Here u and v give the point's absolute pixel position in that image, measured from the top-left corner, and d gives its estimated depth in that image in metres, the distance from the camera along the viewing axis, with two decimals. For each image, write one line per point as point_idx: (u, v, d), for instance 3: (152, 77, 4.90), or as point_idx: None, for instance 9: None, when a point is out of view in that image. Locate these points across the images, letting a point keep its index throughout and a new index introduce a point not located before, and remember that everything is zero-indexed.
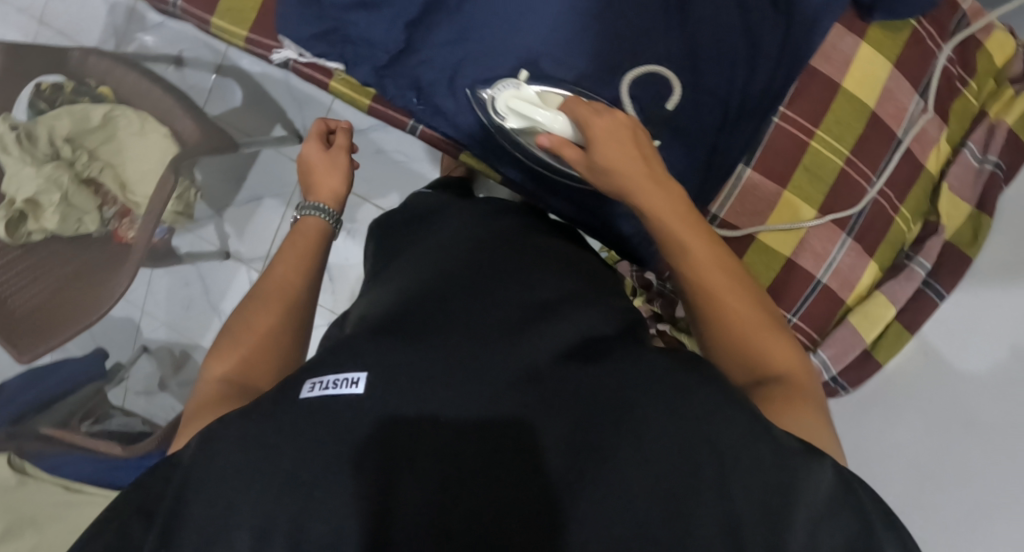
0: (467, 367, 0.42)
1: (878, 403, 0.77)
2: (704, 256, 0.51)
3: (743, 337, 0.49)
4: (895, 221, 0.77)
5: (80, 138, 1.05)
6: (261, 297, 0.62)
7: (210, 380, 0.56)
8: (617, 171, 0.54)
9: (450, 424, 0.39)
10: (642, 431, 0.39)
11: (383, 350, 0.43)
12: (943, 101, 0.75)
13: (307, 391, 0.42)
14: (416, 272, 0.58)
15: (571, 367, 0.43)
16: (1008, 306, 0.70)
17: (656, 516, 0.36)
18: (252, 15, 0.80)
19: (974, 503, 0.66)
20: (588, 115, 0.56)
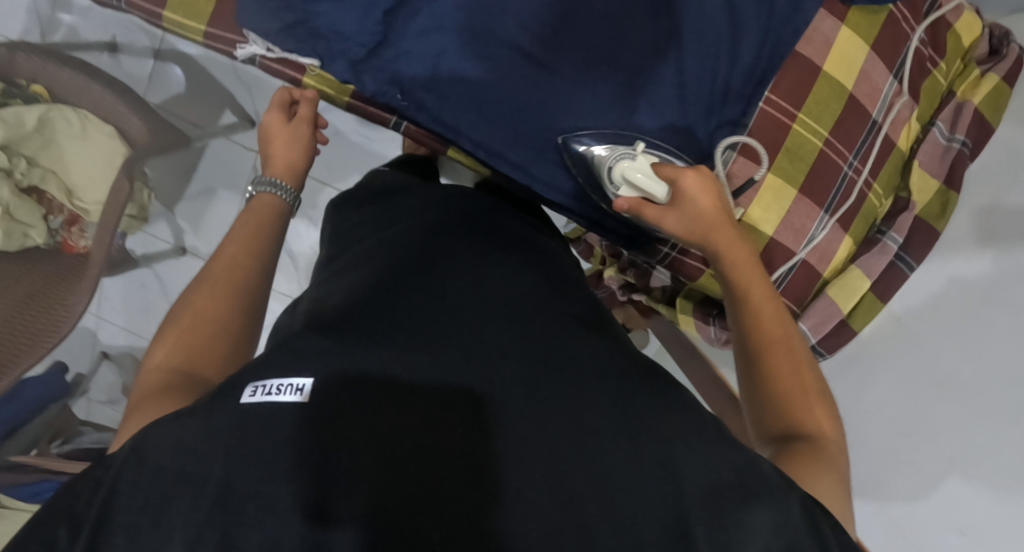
0: (442, 358, 0.47)
1: (857, 364, 0.83)
2: (770, 312, 0.59)
3: (786, 391, 0.55)
4: (869, 197, 0.80)
5: (14, 144, 0.94)
6: (205, 279, 0.60)
7: (155, 371, 0.55)
8: (703, 222, 0.63)
9: (411, 397, 0.44)
10: (574, 418, 0.45)
11: (333, 348, 0.47)
12: (915, 82, 0.78)
13: (249, 395, 0.44)
14: (376, 265, 0.60)
15: (517, 356, 0.49)
16: (971, 274, 0.75)
17: (588, 492, 0.41)
18: (207, 7, 0.73)
19: (946, 455, 0.72)
20: (680, 173, 0.64)
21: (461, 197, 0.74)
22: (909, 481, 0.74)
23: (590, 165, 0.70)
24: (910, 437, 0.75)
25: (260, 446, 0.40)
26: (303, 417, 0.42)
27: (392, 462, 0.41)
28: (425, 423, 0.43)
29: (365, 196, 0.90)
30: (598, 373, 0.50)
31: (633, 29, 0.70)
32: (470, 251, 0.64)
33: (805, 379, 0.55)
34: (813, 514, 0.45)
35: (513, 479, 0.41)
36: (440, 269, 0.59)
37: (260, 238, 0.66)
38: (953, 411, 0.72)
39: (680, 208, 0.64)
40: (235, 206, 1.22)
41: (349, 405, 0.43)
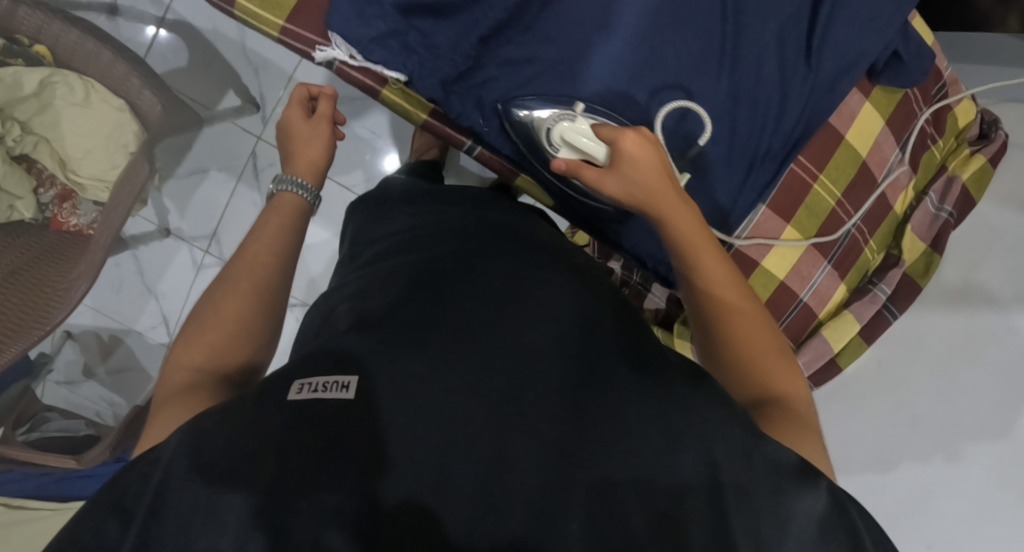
0: (452, 361, 0.45)
1: (840, 400, 0.93)
2: (720, 274, 0.57)
3: (752, 358, 0.54)
4: (864, 251, 0.90)
5: (9, 108, 0.89)
6: (230, 279, 0.57)
7: (177, 369, 0.52)
8: (644, 186, 0.59)
9: (437, 387, 0.43)
10: (602, 446, 0.42)
11: (371, 349, 0.46)
12: (916, 154, 0.89)
13: (295, 392, 0.43)
14: (412, 261, 0.57)
15: (547, 352, 0.47)
16: (945, 327, 0.86)
17: (628, 479, 0.41)
18: (288, 1, 0.71)
19: (920, 484, 0.82)
20: (618, 131, 0.60)
21: (471, 204, 0.70)
22: (902, 505, 0.83)
23: (538, 139, 0.68)
24: (893, 466, 0.85)
25: (290, 463, 0.39)
26: (330, 422, 0.41)
27: (402, 465, 0.40)
28: (443, 429, 0.41)
29: (383, 198, 0.77)
30: (618, 381, 0.46)
31: (702, 81, 0.75)
32: (507, 249, 0.59)
33: (762, 341, 0.54)
34: (840, 497, 0.42)
35: (515, 483, 0.40)
36: (475, 262, 0.56)
37: (285, 238, 0.62)
38: (926, 443, 0.83)
39: (619, 170, 0.60)
40: (227, 190, 1.16)
41: (358, 416, 0.42)
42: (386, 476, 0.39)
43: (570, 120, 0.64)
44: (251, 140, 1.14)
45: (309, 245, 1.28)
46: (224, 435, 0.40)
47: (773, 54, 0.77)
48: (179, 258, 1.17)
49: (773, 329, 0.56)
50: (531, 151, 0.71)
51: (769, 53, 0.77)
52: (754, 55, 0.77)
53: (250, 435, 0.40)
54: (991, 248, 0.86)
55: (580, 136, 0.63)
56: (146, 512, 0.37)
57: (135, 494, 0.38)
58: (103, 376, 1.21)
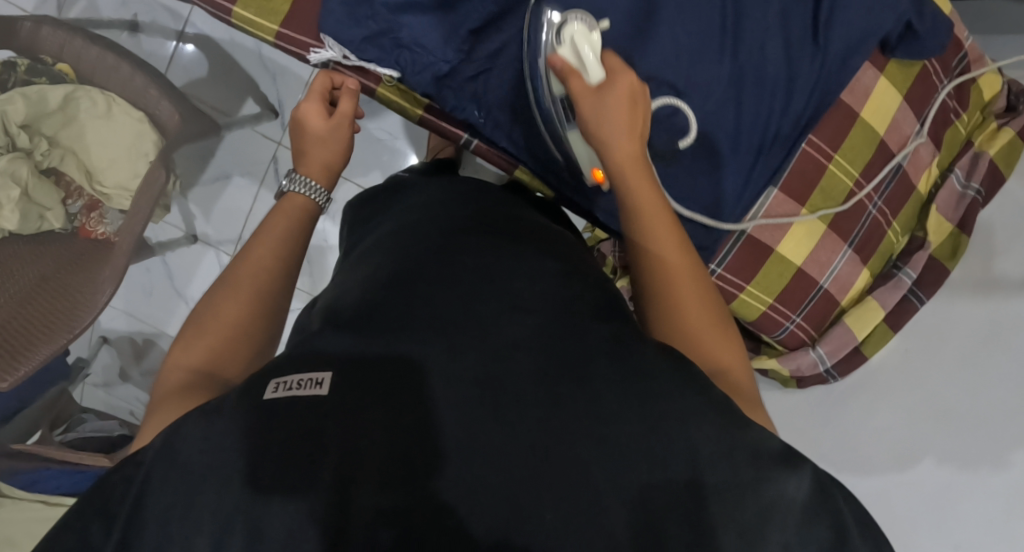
0: (427, 349, 0.45)
1: (860, 395, 0.89)
2: (678, 241, 0.59)
3: (697, 326, 0.55)
4: (888, 234, 0.87)
5: (36, 123, 0.92)
6: (230, 281, 0.58)
7: (172, 370, 0.53)
8: (617, 133, 0.60)
9: (414, 376, 0.44)
10: (580, 431, 0.42)
11: (348, 342, 0.47)
12: (938, 130, 0.85)
13: (271, 391, 0.43)
14: (392, 259, 0.57)
15: (526, 344, 0.46)
16: (974, 313, 0.83)
17: (609, 483, 0.40)
18: (283, 6, 0.72)
19: (949, 481, 0.80)
20: (623, 68, 0.63)
21: (462, 194, 0.69)
22: (928, 501, 0.81)
23: (539, 34, 0.66)
24: (919, 461, 0.82)
25: (266, 458, 0.39)
26: (305, 420, 0.41)
27: (382, 458, 0.40)
28: (410, 419, 0.42)
29: (380, 195, 0.76)
30: (594, 371, 0.45)
31: (702, 63, 0.74)
32: (484, 243, 0.58)
33: (708, 314, 0.56)
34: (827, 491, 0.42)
35: (485, 473, 0.40)
36: (459, 253, 0.56)
37: (290, 243, 0.63)
38: (957, 440, 0.80)
39: (602, 107, 0.61)
40: (250, 195, 1.19)
41: (333, 406, 0.42)
42: (365, 477, 0.39)
43: (584, 25, 0.63)
44: (271, 145, 1.18)
45: (333, 246, 1.30)
46: (202, 433, 0.41)
47: (777, 32, 0.75)
48: (206, 262, 1.21)
49: (719, 309, 0.58)
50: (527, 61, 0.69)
51: (773, 32, 0.75)
52: (757, 34, 0.74)
53: (228, 435, 0.40)
54: None
55: (586, 44, 0.63)
56: (128, 509, 0.38)
57: (119, 497, 0.39)
58: (137, 378, 1.25)
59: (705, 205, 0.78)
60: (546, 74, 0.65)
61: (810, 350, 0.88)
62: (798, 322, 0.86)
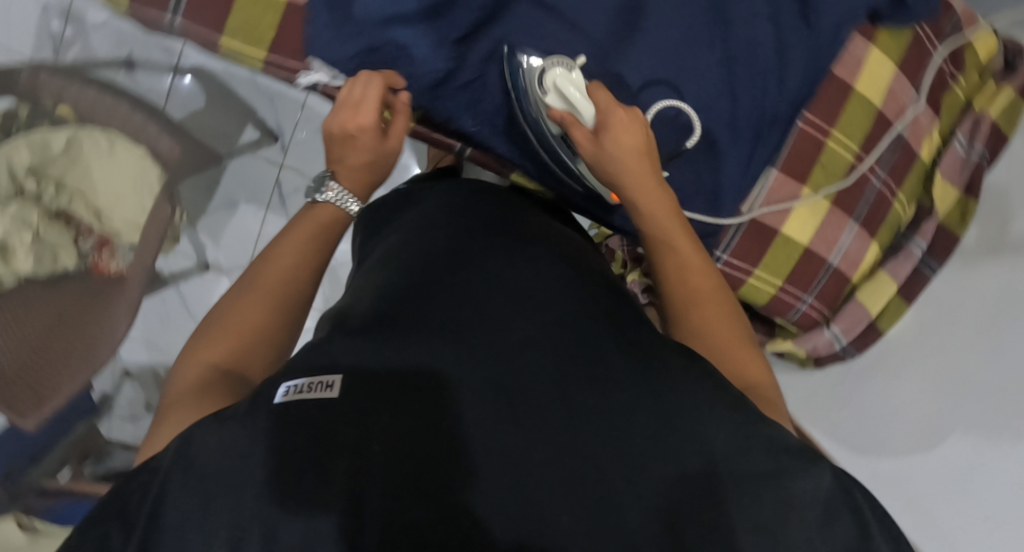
0: (432, 350, 0.46)
1: (879, 370, 0.89)
2: (696, 259, 0.60)
3: (722, 344, 0.55)
4: (894, 206, 0.85)
5: (44, 168, 0.92)
6: (256, 281, 0.59)
7: (194, 365, 0.53)
8: (623, 164, 0.62)
9: (429, 388, 0.44)
10: (587, 429, 0.42)
11: (357, 350, 0.47)
12: (935, 97, 0.83)
13: (281, 395, 0.43)
14: (400, 268, 0.57)
15: (542, 349, 0.46)
16: (992, 277, 0.80)
17: (621, 482, 0.40)
18: (269, 32, 0.72)
19: (969, 455, 0.77)
20: (612, 104, 0.63)
21: (473, 195, 0.69)
22: (946, 472, 0.79)
23: (520, 78, 0.68)
24: (938, 430, 0.81)
25: (278, 459, 0.40)
26: (317, 422, 0.41)
27: (380, 460, 0.40)
28: (413, 421, 0.42)
29: (390, 202, 0.75)
30: (607, 369, 0.46)
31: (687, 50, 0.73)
32: (500, 247, 0.59)
33: (731, 332, 0.56)
34: (846, 487, 0.43)
35: (507, 477, 0.40)
36: (471, 260, 0.57)
37: (317, 247, 0.63)
38: (980, 410, 0.77)
39: (605, 145, 0.62)
40: (258, 219, 1.21)
41: (347, 407, 0.42)
42: (392, 489, 0.38)
43: (565, 68, 0.65)
44: (274, 170, 1.19)
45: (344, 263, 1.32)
46: (217, 435, 0.41)
47: (761, 13, 0.74)
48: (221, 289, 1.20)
49: (743, 325, 0.58)
50: (516, 96, 0.70)
51: (757, 13, 0.74)
52: (741, 17, 0.74)
53: (245, 442, 0.40)
54: None
55: (570, 87, 0.64)
56: (140, 531, 0.38)
57: (129, 510, 0.39)
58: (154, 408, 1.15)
59: (706, 196, 0.78)
60: (539, 120, 0.68)
61: (824, 329, 0.88)
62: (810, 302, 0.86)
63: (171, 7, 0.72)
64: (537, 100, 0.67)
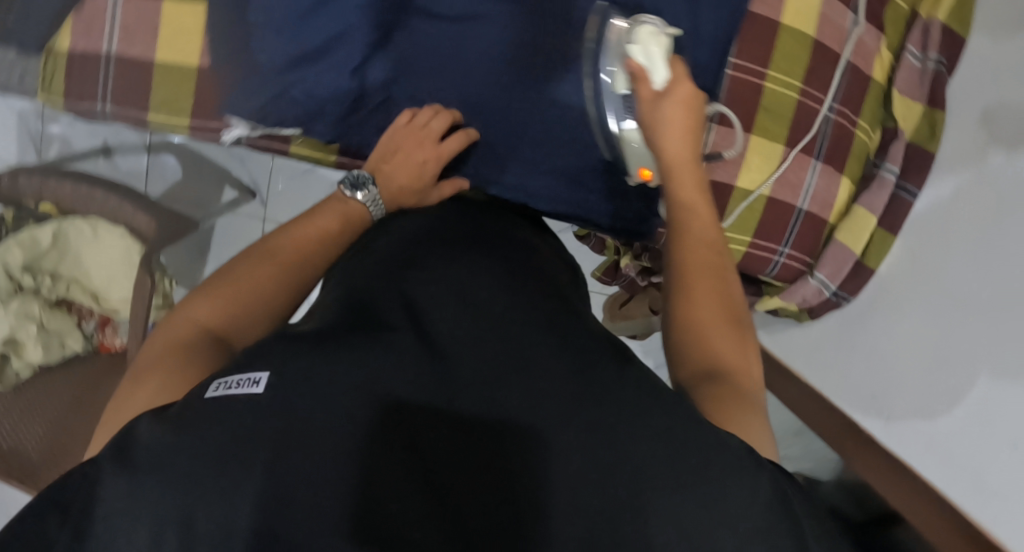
0: (371, 367, 0.42)
1: (878, 307, 0.83)
2: (708, 231, 0.60)
3: (709, 326, 0.53)
4: (857, 135, 0.80)
5: (37, 263, 0.99)
6: (267, 249, 0.60)
7: (187, 320, 0.52)
8: (663, 131, 0.64)
9: (410, 403, 0.41)
10: (558, 456, 0.40)
11: (291, 350, 0.42)
12: (876, 11, 0.78)
13: (212, 389, 0.41)
14: (362, 280, 0.55)
15: (535, 368, 0.45)
16: (976, 195, 0.75)
17: (609, 501, 0.38)
18: (189, 100, 0.76)
19: (979, 381, 0.71)
20: (681, 76, 0.66)
21: (449, 217, 0.67)
22: (954, 404, 0.74)
23: (606, 40, 0.70)
24: (949, 365, 0.75)
25: (210, 458, 0.37)
26: (261, 427, 0.38)
27: (324, 488, 0.36)
28: (351, 453, 0.38)
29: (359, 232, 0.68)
30: (550, 385, 0.44)
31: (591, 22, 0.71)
32: (479, 265, 0.57)
33: (724, 312, 0.54)
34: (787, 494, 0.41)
35: (559, 489, 0.39)
36: (448, 275, 0.55)
37: (330, 242, 0.64)
38: (985, 331, 0.72)
39: (661, 107, 0.65)
40: None
41: (302, 423, 0.38)
42: (344, 512, 0.36)
43: (654, 27, 0.67)
44: (254, 223, 1.22)
45: None
46: (153, 431, 0.38)
47: None
48: None
49: (737, 309, 0.56)
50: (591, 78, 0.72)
51: None
52: None
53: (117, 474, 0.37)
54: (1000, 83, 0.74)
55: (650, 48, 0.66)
56: None
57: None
58: None
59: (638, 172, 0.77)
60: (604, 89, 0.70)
61: (809, 278, 0.82)
62: (788, 253, 0.81)
63: (100, 96, 0.76)
64: (613, 50, 0.69)
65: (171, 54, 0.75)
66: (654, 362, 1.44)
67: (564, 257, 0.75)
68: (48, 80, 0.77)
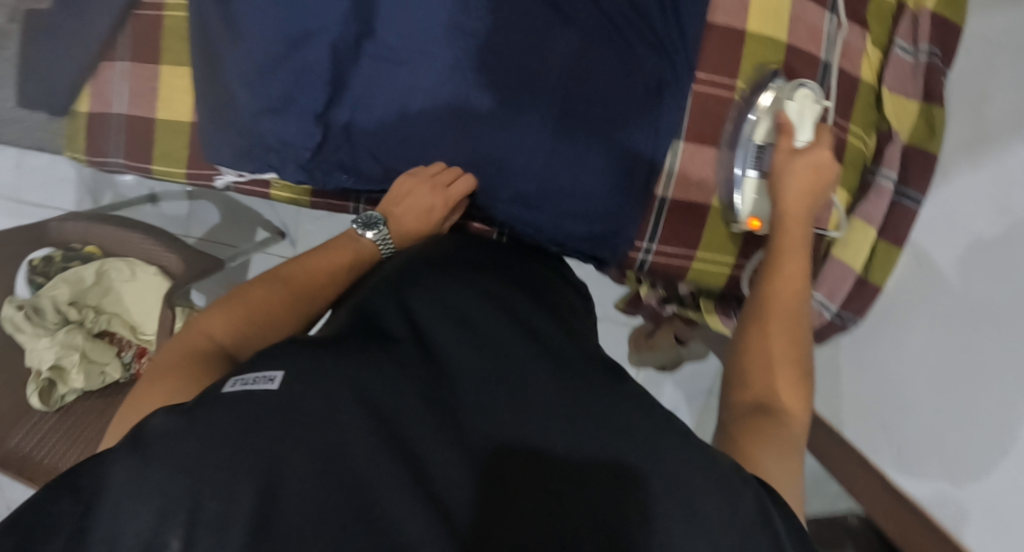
0: (375, 383, 0.43)
1: (889, 319, 0.77)
2: (794, 286, 0.61)
3: (774, 363, 0.56)
4: (851, 141, 0.73)
5: (82, 298, 1.11)
6: (280, 275, 0.64)
7: (199, 332, 0.57)
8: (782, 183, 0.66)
9: (467, 424, 0.43)
10: (587, 489, 0.40)
11: (301, 354, 0.43)
12: (855, 8, 0.74)
13: (230, 384, 0.42)
14: (381, 288, 0.56)
15: (560, 388, 0.46)
16: (981, 190, 0.68)
17: (614, 515, 0.39)
18: (184, 152, 0.84)
19: (997, 397, 0.63)
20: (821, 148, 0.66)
21: (477, 246, 0.68)
22: (960, 429, 0.67)
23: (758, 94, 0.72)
24: (960, 385, 0.67)
25: (214, 461, 0.37)
26: (276, 432, 0.38)
27: (334, 500, 0.37)
28: (370, 464, 0.38)
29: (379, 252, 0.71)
30: (544, 405, 0.45)
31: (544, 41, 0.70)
32: (498, 289, 0.59)
33: (794, 351, 0.57)
34: (768, 505, 0.40)
35: (580, 504, 0.39)
36: (470, 294, 0.56)
37: (341, 274, 0.67)
38: (996, 342, 0.64)
39: (788, 167, 0.66)
40: None
41: (302, 427, 0.39)
42: (344, 512, 0.36)
43: (811, 96, 0.69)
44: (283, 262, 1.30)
45: None
46: (165, 422, 0.39)
47: None
48: None
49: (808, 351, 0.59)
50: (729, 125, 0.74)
51: None
52: None
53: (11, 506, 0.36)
54: (998, 68, 0.69)
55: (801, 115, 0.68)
56: None
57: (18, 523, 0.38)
58: None
59: (603, 204, 0.75)
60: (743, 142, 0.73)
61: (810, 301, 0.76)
62: None
63: (114, 152, 0.86)
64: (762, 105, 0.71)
65: (170, 112, 0.83)
66: (686, 397, 1.36)
67: (575, 285, 0.72)
68: (74, 140, 0.87)
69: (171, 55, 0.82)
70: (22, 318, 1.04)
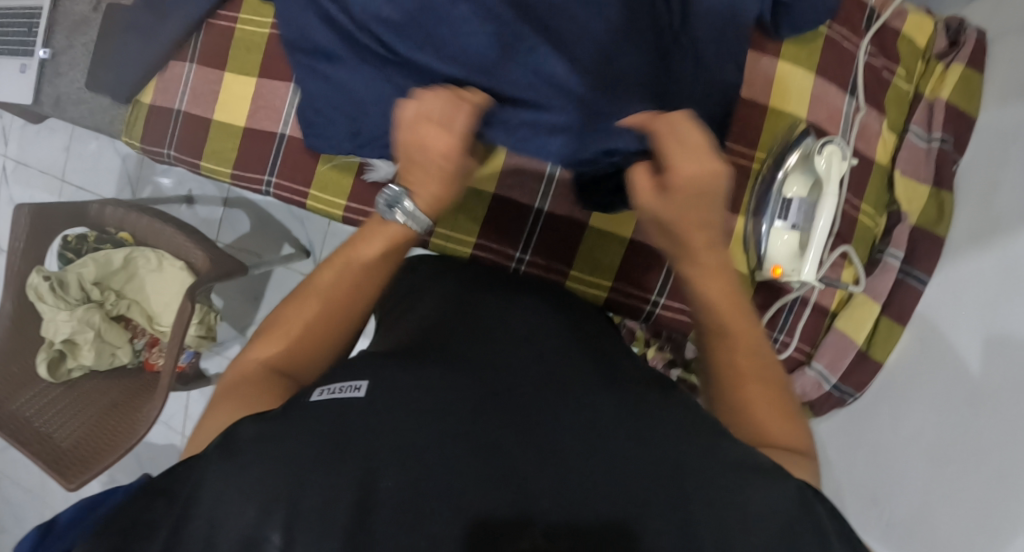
0: (432, 391, 0.45)
1: (890, 398, 0.78)
2: (745, 327, 0.54)
3: (754, 410, 0.52)
4: (861, 219, 0.78)
5: (107, 280, 1.15)
6: (305, 290, 0.59)
7: (249, 360, 0.57)
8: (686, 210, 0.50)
9: (524, 417, 0.44)
10: (646, 481, 0.42)
11: (379, 365, 0.48)
12: (874, 96, 0.79)
13: (317, 395, 0.46)
14: (438, 305, 0.60)
15: (610, 387, 0.48)
16: (986, 269, 0.70)
17: (665, 506, 0.41)
18: (232, 154, 0.88)
19: (990, 480, 0.63)
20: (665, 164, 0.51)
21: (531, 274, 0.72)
22: (950, 505, 0.67)
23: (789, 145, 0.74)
24: (950, 465, 0.68)
25: (305, 470, 0.41)
26: (346, 424, 0.43)
27: (413, 475, 0.41)
28: (434, 455, 0.42)
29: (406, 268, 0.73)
30: (595, 414, 0.45)
31: None
32: (544, 299, 0.60)
33: (766, 392, 0.53)
34: (811, 500, 0.42)
35: (629, 503, 0.41)
36: (520, 304, 0.59)
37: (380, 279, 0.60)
38: (991, 427, 0.64)
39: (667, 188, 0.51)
40: None
41: (363, 433, 0.43)
42: (429, 485, 0.41)
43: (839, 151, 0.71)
44: None
45: None
46: (254, 429, 0.43)
47: None
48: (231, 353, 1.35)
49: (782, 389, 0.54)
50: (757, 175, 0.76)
51: None
52: None
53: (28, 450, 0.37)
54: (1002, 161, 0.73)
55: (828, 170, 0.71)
56: None
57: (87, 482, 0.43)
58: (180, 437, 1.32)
59: None
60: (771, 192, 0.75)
61: (807, 369, 0.78)
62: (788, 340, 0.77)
63: (168, 143, 0.91)
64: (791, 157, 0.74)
65: (226, 114, 0.89)
66: None
67: None
68: (133, 125, 0.94)
69: (236, 64, 0.89)
70: (47, 288, 1.07)
